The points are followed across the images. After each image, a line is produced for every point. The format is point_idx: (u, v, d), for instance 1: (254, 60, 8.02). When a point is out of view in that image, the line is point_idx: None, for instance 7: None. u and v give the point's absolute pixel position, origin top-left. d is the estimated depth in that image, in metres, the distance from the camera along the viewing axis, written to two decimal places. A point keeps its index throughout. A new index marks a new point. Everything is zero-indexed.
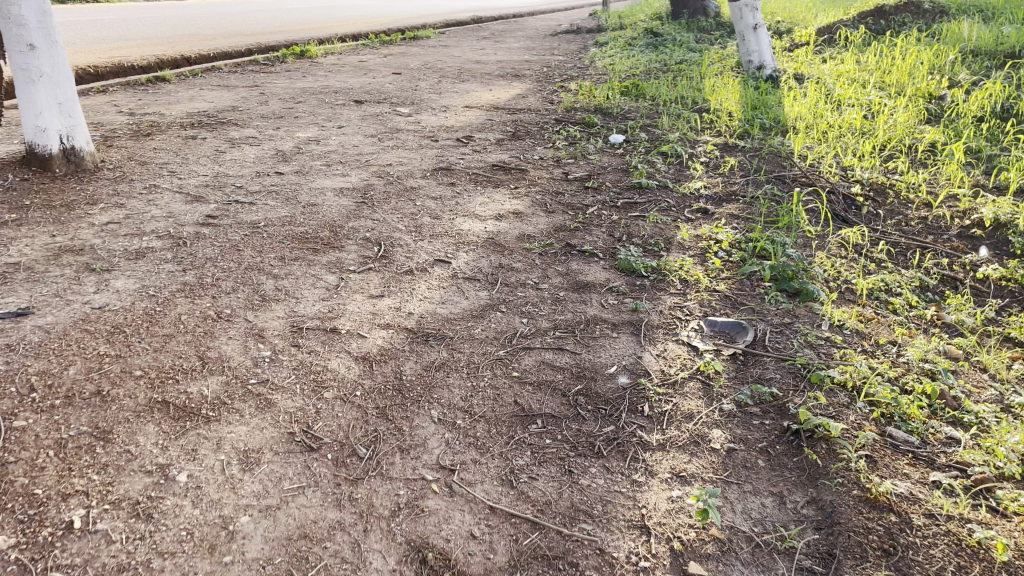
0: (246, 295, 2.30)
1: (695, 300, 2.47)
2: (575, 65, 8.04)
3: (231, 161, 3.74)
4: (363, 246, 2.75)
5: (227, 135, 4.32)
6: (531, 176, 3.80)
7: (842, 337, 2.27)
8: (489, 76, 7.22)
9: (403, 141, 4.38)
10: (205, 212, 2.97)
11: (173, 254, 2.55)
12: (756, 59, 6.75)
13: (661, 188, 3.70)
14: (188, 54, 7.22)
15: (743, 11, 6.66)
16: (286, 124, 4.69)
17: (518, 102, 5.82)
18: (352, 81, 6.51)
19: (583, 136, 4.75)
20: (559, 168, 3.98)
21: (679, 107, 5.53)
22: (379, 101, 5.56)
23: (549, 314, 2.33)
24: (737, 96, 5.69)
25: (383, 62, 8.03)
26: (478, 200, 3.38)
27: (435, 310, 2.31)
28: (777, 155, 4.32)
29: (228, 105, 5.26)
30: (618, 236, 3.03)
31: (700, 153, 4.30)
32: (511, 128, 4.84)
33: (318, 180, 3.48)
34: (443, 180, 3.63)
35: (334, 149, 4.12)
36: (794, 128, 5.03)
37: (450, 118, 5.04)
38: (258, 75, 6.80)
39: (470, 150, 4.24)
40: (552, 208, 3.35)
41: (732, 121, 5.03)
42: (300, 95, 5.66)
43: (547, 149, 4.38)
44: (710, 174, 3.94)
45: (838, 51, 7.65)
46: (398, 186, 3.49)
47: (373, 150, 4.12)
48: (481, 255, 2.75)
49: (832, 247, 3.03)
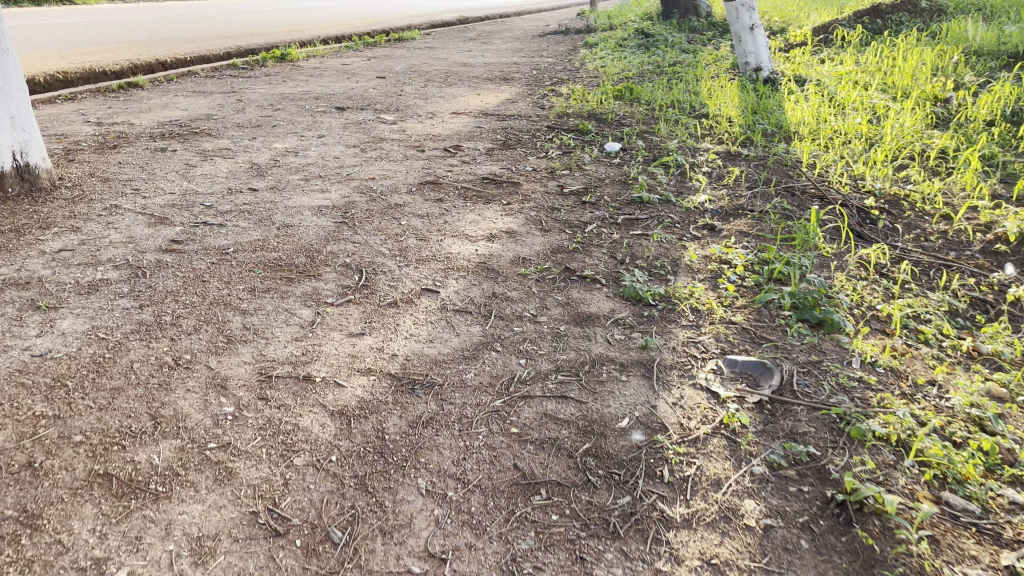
0: (209, 337, 2.04)
1: (709, 333, 2.24)
2: (565, 68, 7.81)
3: (202, 176, 3.48)
4: (342, 274, 2.50)
5: (200, 146, 4.07)
6: (524, 190, 3.56)
7: (877, 378, 2.05)
8: (476, 80, 6.98)
9: (387, 151, 4.13)
10: (170, 236, 2.71)
11: (130, 288, 2.29)
12: (753, 61, 6.54)
13: (663, 202, 3.47)
14: (162, 58, 6.93)
15: (739, 11, 6.44)
16: (264, 133, 4.43)
17: (508, 107, 5.58)
18: (334, 86, 6.25)
19: (577, 144, 4.51)
20: (554, 181, 3.75)
21: (676, 112, 5.31)
22: (362, 107, 5.31)
23: (550, 353, 2.09)
24: (735, 100, 5.47)
25: (367, 65, 7.77)
26: (468, 218, 3.14)
27: (422, 351, 2.07)
28: (782, 165, 4.11)
29: (203, 113, 5.00)
30: (621, 258, 2.79)
31: (701, 163, 4.07)
32: (501, 136, 4.60)
33: (296, 197, 3.23)
34: (430, 196, 3.38)
35: (315, 162, 3.86)
36: (798, 134, 4.81)
37: (437, 126, 4.79)
38: (235, 80, 6.53)
39: (458, 161, 4.00)
40: (548, 226, 3.11)
41: (732, 127, 4.81)
42: (279, 102, 5.40)
43: (540, 160, 4.14)
44: (714, 186, 3.72)
45: (836, 51, 7.45)
46: (382, 203, 3.24)
47: (355, 162, 3.87)
48: (473, 283, 2.51)
49: (852, 269, 2.80)
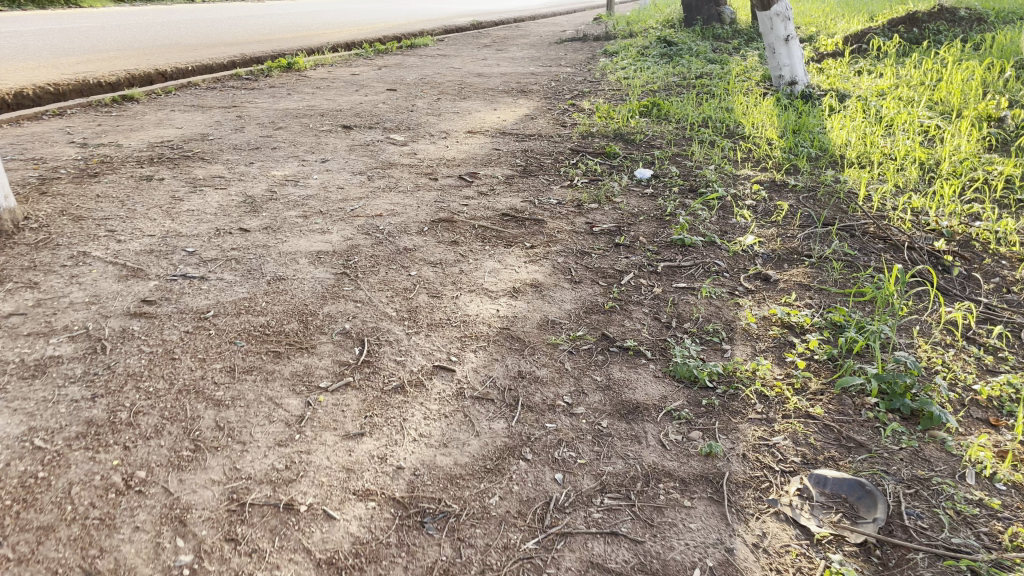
0: (172, 445, 1.66)
1: (785, 432, 1.83)
2: (585, 79, 7.42)
3: (188, 212, 3.10)
4: (340, 345, 2.11)
5: (191, 174, 3.69)
6: (549, 229, 3.17)
7: (1001, 500, 1.64)
8: (492, 93, 6.59)
9: (397, 180, 3.75)
10: (141, 294, 2.33)
11: (85, 369, 1.91)
12: (787, 74, 6.14)
13: (708, 244, 3.07)
14: (161, 68, 6.58)
15: (773, 21, 6.05)
16: (262, 157, 4.06)
17: (527, 125, 5.19)
18: (341, 100, 5.88)
19: (604, 170, 4.12)
20: (582, 217, 3.35)
21: (709, 131, 4.90)
22: (370, 125, 4.93)
23: (593, 463, 1.70)
24: (773, 120, 5.06)
25: (377, 76, 7.40)
26: (487, 267, 2.75)
27: (435, 461, 1.67)
28: (834, 197, 3.70)
29: (199, 131, 4.63)
30: (667, 321, 2.39)
31: (744, 194, 3.67)
32: (521, 161, 4.21)
33: (292, 241, 2.85)
34: (444, 238, 3.00)
35: (317, 193, 3.49)
36: (845, 159, 4.39)
37: (451, 149, 4.41)
38: (237, 93, 6.17)
39: (474, 192, 3.61)
40: (579, 276, 2.72)
41: (773, 151, 4.39)
42: (282, 119, 5.02)
43: (565, 190, 3.75)
44: (762, 224, 3.31)
45: (873, 63, 7.03)
46: (389, 247, 2.86)
47: (361, 193, 3.49)
48: (495, 356, 2.12)
49: (937, 334, 2.39)
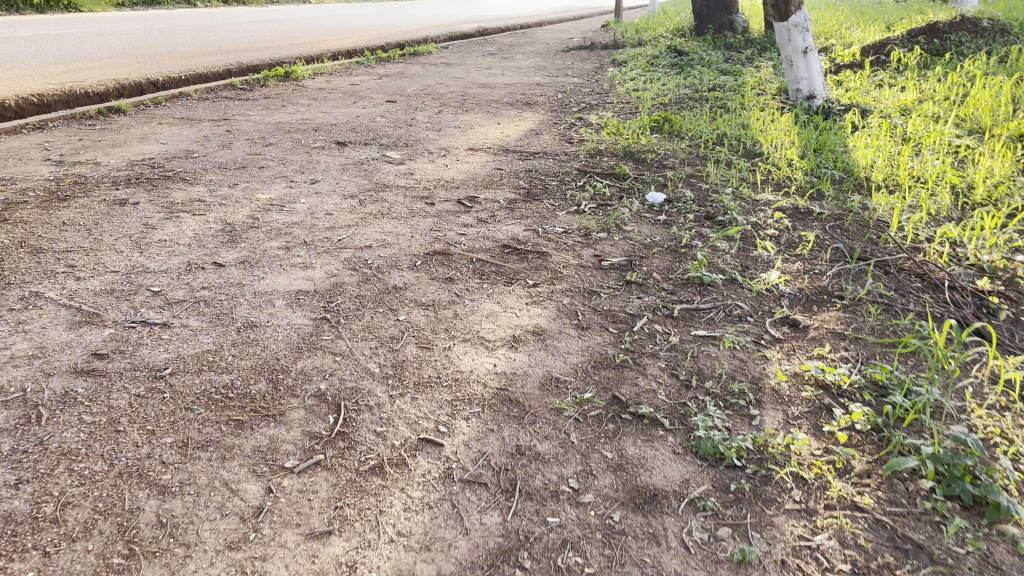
0: (101, 550, 1.39)
1: (828, 530, 1.56)
2: (593, 90, 7.17)
3: (160, 243, 2.84)
4: (313, 413, 1.84)
5: (169, 197, 3.44)
6: (553, 263, 2.90)
7: None
8: (496, 105, 6.34)
9: (391, 204, 3.49)
10: (93, 345, 2.07)
11: (13, 445, 1.65)
12: (805, 87, 5.87)
13: (729, 282, 2.80)
14: (153, 77, 6.34)
15: (791, 32, 5.80)
16: (248, 178, 3.80)
17: (531, 142, 4.93)
18: (338, 112, 5.64)
19: (613, 194, 3.85)
20: (590, 249, 3.09)
21: (725, 149, 4.63)
22: (366, 141, 4.68)
23: (604, 572, 1.42)
24: (792, 138, 4.79)
25: (378, 85, 7.16)
26: (484, 309, 2.48)
27: (414, 569, 1.40)
28: (862, 226, 3.42)
29: (184, 147, 4.38)
30: (686, 380, 2.12)
31: (765, 223, 3.41)
32: (525, 183, 3.95)
33: (270, 279, 2.59)
34: (438, 274, 2.74)
35: (303, 219, 3.23)
36: (871, 182, 4.11)
37: (450, 169, 4.16)
38: (230, 104, 5.92)
39: (474, 219, 3.35)
40: (586, 322, 2.45)
41: (794, 173, 4.12)
42: (273, 133, 4.77)
43: (571, 216, 3.49)
44: (785, 258, 3.04)
45: (893, 77, 6.76)
46: (377, 285, 2.60)
47: (351, 220, 3.23)
48: (490, 424, 1.85)
49: (992, 396, 2.09)
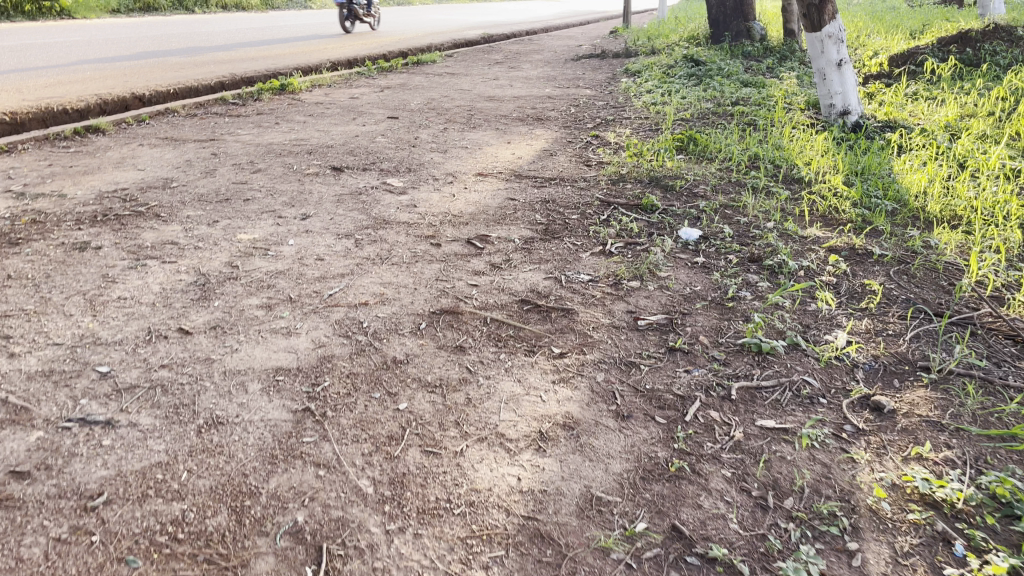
0: None
1: None
2: (608, 103, 6.75)
3: (118, 303, 2.42)
4: (285, 564, 1.41)
5: (138, 238, 3.01)
6: (581, 324, 2.47)
7: None
8: (505, 121, 5.92)
9: (391, 246, 3.07)
10: (12, 460, 1.64)
11: None
12: (839, 103, 5.45)
13: (791, 348, 2.36)
14: (138, 91, 5.93)
15: (824, 43, 5.38)
16: (231, 213, 3.38)
17: (545, 165, 4.51)
18: (335, 130, 5.23)
19: (641, 230, 3.43)
20: (622, 302, 2.66)
21: (760, 175, 4.20)
22: (364, 165, 4.27)
23: None
24: (833, 162, 4.38)
25: (378, 99, 6.76)
26: (503, 392, 2.04)
27: None
28: (930, 271, 3.00)
29: (163, 175, 3.96)
30: (763, 497, 1.68)
31: (821, 268, 2.98)
32: (541, 216, 3.53)
33: (246, 351, 2.16)
34: (446, 340, 2.31)
35: (289, 267, 2.80)
36: (928, 215, 3.70)
37: (456, 201, 3.74)
38: (219, 121, 5.51)
39: (485, 264, 2.93)
40: (627, 408, 2.01)
41: (841, 205, 3.70)
42: (263, 157, 4.35)
43: (596, 260, 3.06)
44: (851, 315, 2.61)
45: (928, 90, 6.35)
46: (373, 357, 2.17)
47: (344, 268, 2.81)
48: None
49: None
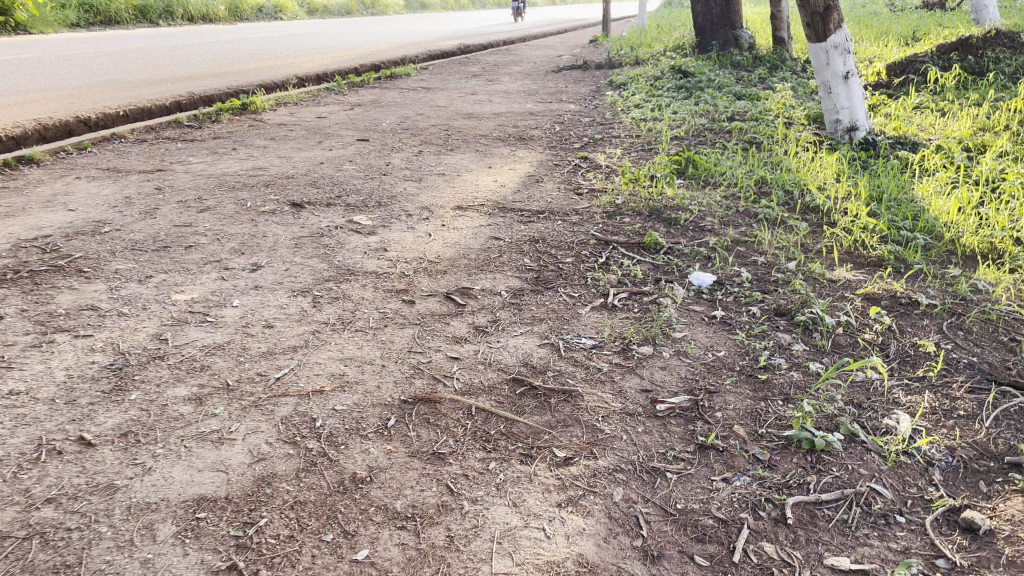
0: None
1: None
2: (595, 119, 6.33)
3: (7, 400, 1.92)
4: None
5: (50, 303, 2.52)
6: (588, 410, 2.00)
7: None
8: (484, 142, 5.46)
9: (356, 305, 2.59)
10: None
11: None
12: (845, 118, 5.04)
13: (849, 442, 1.91)
14: (83, 113, 5.41)
15: (829, 54, 4.97)
16: (169, 265, 2.89)
17: (531, 194, 4.05)
18: (297, 156, 4.76)
19: (646, 274, 2.98)
20: (635, 376, 2.20)
21: (772, 205, 3.79)
22: (327, 199, 3.80)
23: None
24: (850, 188, 3.97)
25: (348, 118, 6.28)
26: (495, 522, 1.57)
27: None
28: (986, 323, 2.58)
29: (95, 216, 3.46)
30: None
31: (860, 324, 2.54)
32: (530, 260, 3.08)
33: (160, 471, 1.68)
34: (422, 441, 1.84)
35: (231, 338, 2.32)
36: (965, 249, 3.28)
37: (432, 241, 3.28)
38: (170, 148, 5.01)
39: (467, 327, 2.47)
40: (658, 543, 1.55)
41: (868, 240, 3.29)
42: (213, 192, 3.86)
43: (597, 317, 2.60)
44: (910, 390, 2.17)
45: (935, 101, 5.99)
46: (326, 475, 1.69)
47: (299, 339, 2.34)
48: None
49: None
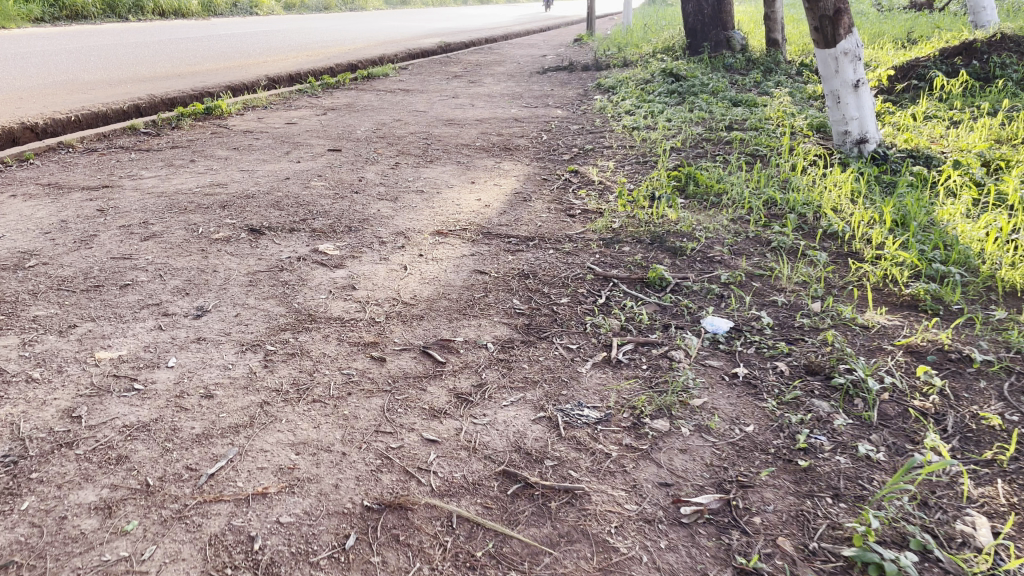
0: None
1: None
2: (584, 126, 5.95)
3: None
4: None
5: None
6: (597, 518, 1.62)
7: None
8: (466, 152, 5.06)
9: (314, 364, 2.19)
10: None
11: None
12: (854, 130, 4.68)
13: (923, 561, 1.53)
14: (29, 119, 4.96)
15: (838, 61, 4.62)
16: (97, 310, 2.47)
17: (519, 216, 3.66)
18: (261, 170, 4.33)
19: (652, 319, 2.60)
20: (650, 463, 1.81)
21: (786, 230, 3.42)
22: (290, 223, 3.39)
23: None
24: (869, 210, 3.60)
25: (320, 124, 5.86)
26: None
27: None
28: None
29: (20, 245, 3.02)
30: None
31: (909, 388, 2.16)
32: (518, 300, 2.68)
33: None
34: (388, 571, 1.44)
35: (160, 414, 1.91)
36: (1007, 284, 2.92)
37: (407, 276, 2.88)
38: (123, 159, 4.57)
39: (447, 395, 2.07)
40: None
41: (899, 275, 2.92)
42: (162, 214, 3.44)
43: (601, 377, 2.21)
44: (982, 480, 1.80)
45: (943, 110, 5.66)
46: None
47: (242, 413, 1.93)
48: None
49: None
